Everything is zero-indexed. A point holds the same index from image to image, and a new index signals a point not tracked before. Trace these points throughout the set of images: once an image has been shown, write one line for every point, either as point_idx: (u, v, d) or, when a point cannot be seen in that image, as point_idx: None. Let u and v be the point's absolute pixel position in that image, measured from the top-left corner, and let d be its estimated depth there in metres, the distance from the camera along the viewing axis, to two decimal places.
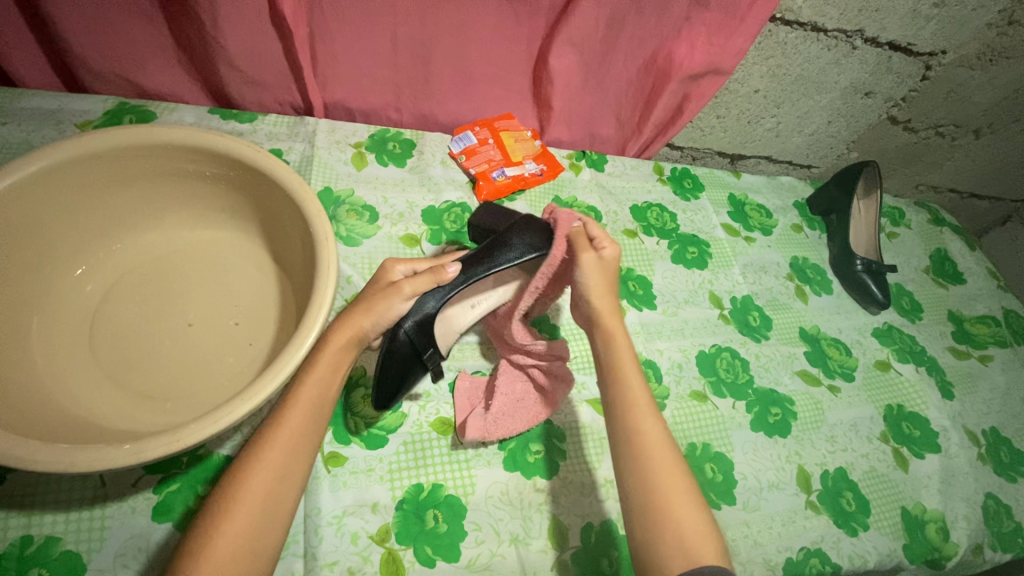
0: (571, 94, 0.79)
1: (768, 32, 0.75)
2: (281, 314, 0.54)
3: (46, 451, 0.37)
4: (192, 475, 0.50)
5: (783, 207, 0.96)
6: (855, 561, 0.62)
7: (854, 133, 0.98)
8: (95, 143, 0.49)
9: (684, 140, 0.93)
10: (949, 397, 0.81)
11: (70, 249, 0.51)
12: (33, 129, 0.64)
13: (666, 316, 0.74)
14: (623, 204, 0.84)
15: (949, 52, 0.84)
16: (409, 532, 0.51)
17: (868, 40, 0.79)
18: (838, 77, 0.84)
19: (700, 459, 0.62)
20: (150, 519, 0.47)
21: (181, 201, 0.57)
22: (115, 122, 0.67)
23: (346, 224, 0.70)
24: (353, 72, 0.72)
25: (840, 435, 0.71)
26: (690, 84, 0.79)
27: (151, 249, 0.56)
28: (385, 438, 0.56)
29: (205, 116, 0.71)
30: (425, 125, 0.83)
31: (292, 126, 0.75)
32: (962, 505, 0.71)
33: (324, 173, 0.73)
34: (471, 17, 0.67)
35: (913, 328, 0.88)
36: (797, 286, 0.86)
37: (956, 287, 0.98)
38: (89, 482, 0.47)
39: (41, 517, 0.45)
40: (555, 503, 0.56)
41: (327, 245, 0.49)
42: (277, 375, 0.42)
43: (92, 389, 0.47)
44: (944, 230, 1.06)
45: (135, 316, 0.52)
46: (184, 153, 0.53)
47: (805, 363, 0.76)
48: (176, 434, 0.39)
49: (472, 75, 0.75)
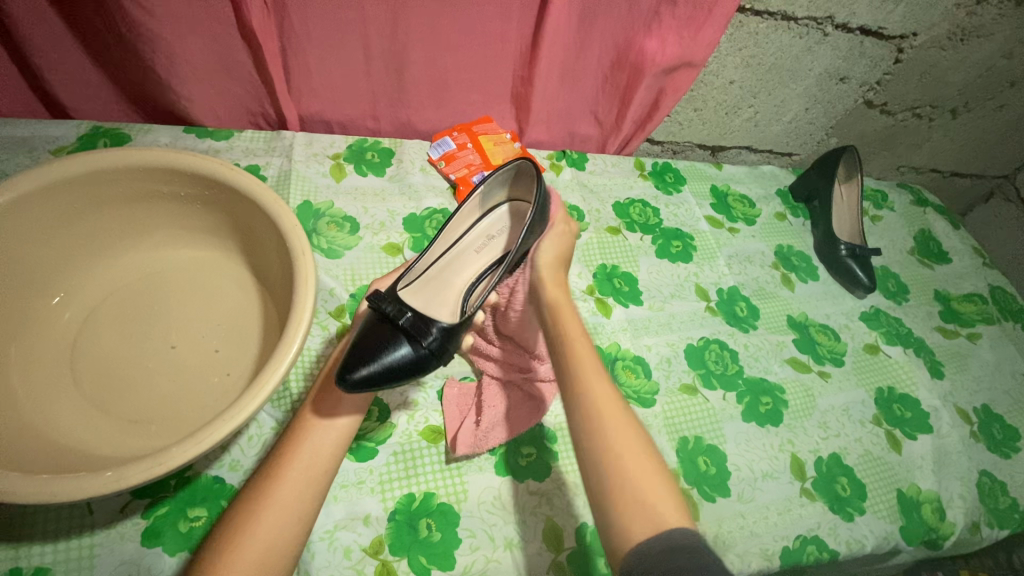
0: (547, 94, 0.79)
1: (738, 23, 0.75)
2: (263, 331, 0.54)
3: (26, 482, 0.36)
4: (181, 497, 0.49)
5: (766, 195, 0.96)
6: (853, 546, 0.61)
7: (832, 118, 0.98)
8: (65, 170, 0.48)
9: (663, 134, 0.93)
10: (939, 376, 0.82)
11: (47, 276, 0.51)
12: (7, 157, 0.63)
13: (652, 311, 0.74)
14: (605, 201, 0.84)
15: (920, 34, 0.84)
16: (402, 543, 0.51)
17: (839, 26, 0.79)
18: (812, 64, 0.85)
19: (692, 452, 0.62)
20: (140, 544, 0.46)
21: (157, 223, 0.57)
22: (90, 146, 0.67)
23: (326, 237, 0.69)
24: (327, 84, 0.72)
25: (832, 421, 0.71)
26: (664, 78, 0.79)
27: (131, 273, 0.56)
28: (374, 450, 0.56)
29: (181, 136, 0.71)
30: (403, 133, 0.83)
31: (270, 141, 0.75)
32: (957, 484, 0.71)
33: (303, 187, 0.72)
34: (442, 23, 0.67)
35: (900, 311, 0.89)
36: (784, 274, 0.86)
37: (942, 267, 0.99)
38: (77, 509, 0.47)
39: (28, 549, 0.44)
40: (550, 505, 0.56)
41: (304, 258, 0.49)
42: (260, 393, 0.41)
43: (76, 416, 0.47)
44: (927, 211, 1.07)
45: (117, 341, 0.51)
46: (159, 174, 0.53)
47: (794, 351, 0.76)
48: (159, 458, 0.38)
49: (448, 81, 0.75)
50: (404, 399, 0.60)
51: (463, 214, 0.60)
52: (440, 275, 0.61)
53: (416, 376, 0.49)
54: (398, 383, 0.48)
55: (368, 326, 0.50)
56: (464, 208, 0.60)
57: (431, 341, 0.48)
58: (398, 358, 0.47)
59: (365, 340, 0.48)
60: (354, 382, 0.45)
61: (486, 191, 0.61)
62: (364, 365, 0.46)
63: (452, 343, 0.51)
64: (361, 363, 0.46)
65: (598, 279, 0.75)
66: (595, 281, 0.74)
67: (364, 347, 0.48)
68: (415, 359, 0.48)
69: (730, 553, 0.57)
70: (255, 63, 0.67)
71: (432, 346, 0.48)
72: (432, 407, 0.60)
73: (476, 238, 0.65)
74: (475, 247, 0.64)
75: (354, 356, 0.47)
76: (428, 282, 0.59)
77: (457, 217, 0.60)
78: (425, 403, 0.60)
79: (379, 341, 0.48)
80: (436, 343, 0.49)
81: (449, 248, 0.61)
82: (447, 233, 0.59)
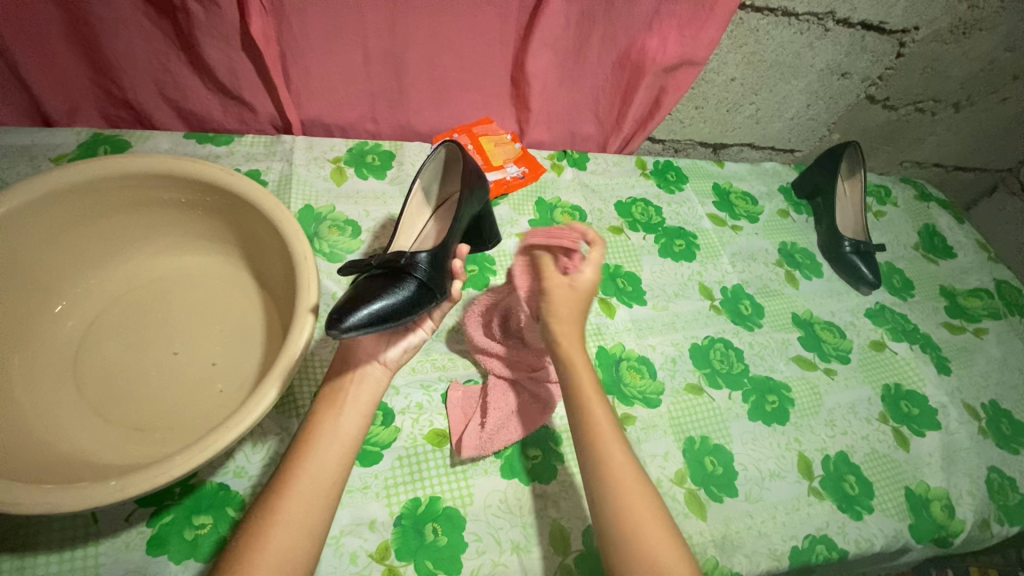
0: (548, 94, 0.79)
1: (739, 20, 0.75)
2: (266, 336, 0.54)
3: (31, 493, 0.36)
4: (185, 505, 0.49)
5: (769, 192, 0.96)
6: (862, 545, 0.61)
7: (834, 114, 0.98)
8: (70, 176, 0.48)
9: (665, 133, 0.93)
10: (946, 372, 0.81)
11: (50, 284, 0.51)
12: (7, 166, 0.63)
13: (657, 311, 0.74)
14: (608, 201, 0.84)
15: (922, 28, 0.84)
16: (408, 548, 0.51)
17: (840, 21, 0.79)
18: (814, 60, 0.84)
19: (699, 453, 0.62)
20: (145, 553, 0.46)
21: (161, 229, 0.57)
22: (91, 154, 0.67)
23: (328, 241, 0.69)
24: (328, 87, 0.72)
25: (839, 419, 0.70)
26: (665, 76, 0.78)
27: (132, 280, 0.55)
28: (380, 455, 0.55)
29: (181, 141, 0.71)
30: (403, 135, 0.82)
31: (270, 145, 0.75)
32: (965, 480, 0.71)
33: (304, 191, 0.72)
34: (442, 24, 0.66)
35: (906, 307, 0.88)
36: (788, 271, 0.85)
37: (946, 261, 0.98)
38: (81, 518, 0.47)
39: (34, 559, 0.44)
40: (556, 508, 0.55)
41: (306, 263, 0.49)
42: (262, 400, 0.41)
43: (80, 425, 0.47)
44: (931, 206, 1.06)
45: (119, 348, 0.51)
46: (161, 181, 0.53)
47: (800, 349, 0.76)
48: (162, 467, 0.38)
49: (448, 82, 0.75)
50: (408, 403, 0.59)
51: (414, 207, 0.63)
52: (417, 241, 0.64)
53: (416, 309, 0.50)
54: (395, 321, 0.48)
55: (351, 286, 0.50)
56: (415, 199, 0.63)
57: (416, 264, 0.51)
58: (389, 296, 0.48)
59: (353, 291, 0.49)
60: (354, 324, 0.46)
61: (428, 181, 0.64)
62: (356, 309, 0.46)
63: (439, 271, 0.53)
64: (352, 309, 0.46)
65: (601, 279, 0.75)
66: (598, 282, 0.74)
67: (351, 297, 0.48)
68: (406, 293, 0.49)
69: (738, 553, 0.56)
70: (254, 67, 0.67)
71: (420, 270, 0.51)
72: (436, 410, 0.60)
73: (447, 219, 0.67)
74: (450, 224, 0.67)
75: (343, 305, 0.47)
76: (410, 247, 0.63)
77: (408, 211, 0.62)
78: (429, 407, 0.60)
79: (367, 287, 0.49)
80: (424, 267, 0.51)
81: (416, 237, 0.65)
82: (406, 226, 0.62)
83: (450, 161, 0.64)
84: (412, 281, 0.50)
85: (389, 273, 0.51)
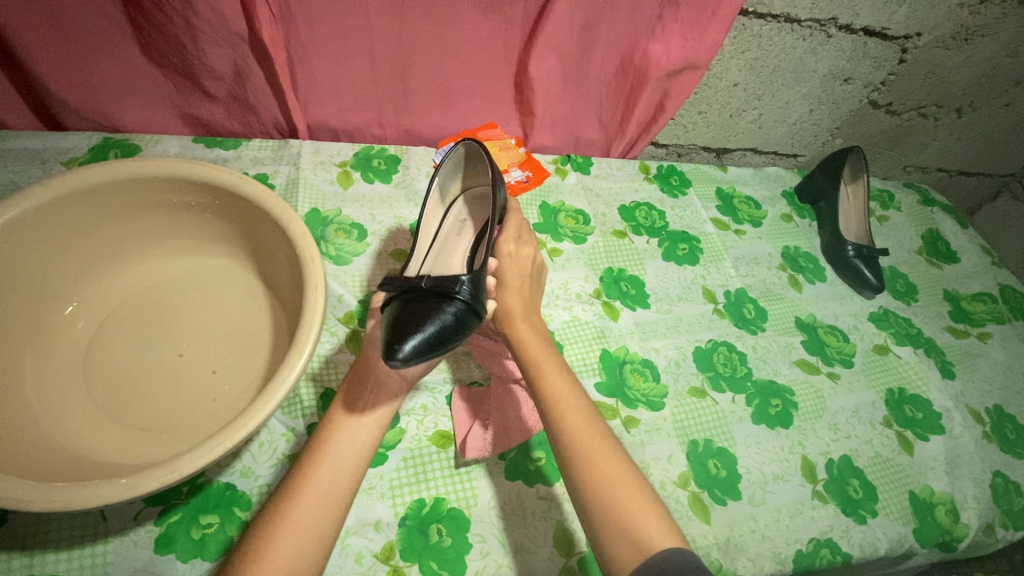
0: (552, 99, 0.80)
1: (742, 26, 0.76)
2: (273, 337, 0.55)
3: (42, 491, 0.36)
4: (193, 504, 0.50)
5: (771, 197, 0.96)
6: (866, 549, 0.61)
7: (837, 120, 0.98)
8: (80, 179, 0.49)
9: (668, 138, 0.94)
10: (950, 376, 0.81)
11: (61, 285, 0.52)
12: (20, 169, 0.64)
13: (660, 314, 0.74)
14: (611, 205, 0.84)
15: (924, 34, 0.84)
16: (413, 549, 0.51)
17: (842, 27, 0.79)
18: (816, 66, 0.85)
19: (702, 455, 0.62)
20: (153, 552, 0.47)
21: (169, 233, 0.57)
22: (101, 157, 0.68)
23: (334, 244, 0.70)
24: (335, 93, 0.73)
25: (843, 423, 0.70)
26: (669, 81, 0.79)
27: (140, 282, 0.56)
28: (385, 455, 0.56)
29: (190, 146, 0.72)
30: (409, 140, 0.83)
31: (277, 150, 0.76)
32: (970, 485, 0.71)
33: (311, 195, 0.73)
34: (447, 30, 0.67)
35: (909, 311, 0.88)
36: (790, 275, 0.86)
37: (950, 266, 0.98)
38: (89, 516, 0.47)
39: (43, 557, 0.45)
40: (560, 510, 0.56)
41: (314, 266, 0.49)
42: (271, 400, 0.42)
43: (89, 426, 0.47)
44: (935, 211, 1.06)
45: (128, 349, 0.52)
46: (171, 185, 0.53)
47: (803, 352, 0.76)
48: (171, 466, 0.38)
49: (453, 87, 0.76)
50: (413, 405, 0.60)
51: (431, 212, 0.63)
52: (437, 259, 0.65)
53: (464, 333, 0.51)
54: (446, 346, 0.49)
55: (395, 311, 0.51)
56: (431, 204, 0.63)
57: (462, 288, 0.50)
58: (438, 321, 0.49)
59: (401, 316, 0.49)
60: (406, 357, 0.46)
61: (444, 181, 0.64)
62: (409, 338, 0.47)
63: (481, 291, 0.53)
64: (405, 338, 0.47)
65: (605, 282, 0.75)
66: (602, 285, 0.75)
67: (400, 324, 0.49)
68: (454, 317, 0.50)
69: (741, 557, 0.56)
70: (263, 72, 0.68)
71: (466, 293, 0.50)
72: (441, 412, 0.60)
73: (454, 228, 0.68)
74: (459, 229, 0.68)
75: (395, 334, 0.48)
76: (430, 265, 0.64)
77: (426, 214, 0.62)
78: (434, 409, 0.60)
79: (417, 312, 0.49)
80: (468, 289, 0.51)
81: (433, 241, 0.65)
82: (423, 232, 0.62)
83: (471, 158, 0.64)
84: (457, 304, 0.50)
85: (432, 297, 0.50)
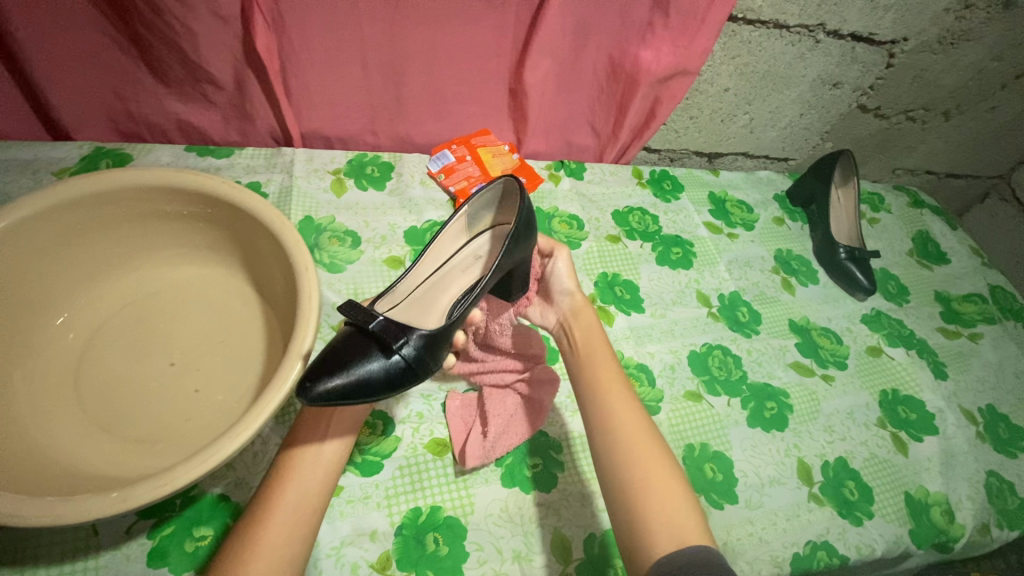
0: (545, 104, 0.80)
1: (731, 32, 0.76)
2: (267, 346, 0.54)
3: (32, 506, 0.36)
4: (186, 517, 0.49)
5: (763, 200, 0.97)
6: (863, 551, 0.61)
7: (826, 124, 0.99)
8: (73, 190, 0.49)
9: (660, 142, 0.94)
10: (943, 377, 0.82)
11: (53, 296, 0.51)
12: (11, 179, 0.64)
13: (654, 319, 0.74)
14: (605, 210, 0.85)
15: (910, 39, 0.86)
16: (410, 558, 0.50)
17: (830, 33, 0.80)
18: (805, 70, 0.86)
19: (699, 459, 0.62)
20: (145, 565, 0.46)
21: (161, 242, 0.57)
22: (93, 167, 0.67)
23: (328, 251, 0.70)
24: (328, 101, 0.73)
25: (838, 424, 0.71)
26: (660, 86, 0.79)
27: (132, 291, 0.56)
28: (380, 464, 0.56)
29: (182, 154, 0.72)
30: (403, 147, 0.83)
31: (270, 158, 0.75)
32: (965, 485, 0.71)
33: (304, 203, 0.73)
34: (439, 38, 0.68)
35: (901, 312, 0.89)
36: (784, 278, 0.86)
37: (941, 267, 0.99)
38: (81, 530, 0.47)
39: (32, 572, 0.44)
40: (557, 516, 0.55)
41: (307, 273, 0.49)
42: (266, 409, 0.41)
43: (81, 438, 0.46)
44: (924, 213, 1.08)
45: (120, 360, 0.51)
46: (164, 194, 0.53)
47: (797, 355, 0.77)
48: (166, 477, 0.38)
49: (446, 94, 0.76)
50: (408, 412, 0.60)
51: (450, 233, 0.60)
52: (426, 294, 0.59)
53: (391, 394, 0.46)
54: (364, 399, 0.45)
55: (338, 338, 0.47)
56: (451, 227, 0.59)
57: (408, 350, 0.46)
58: (363, 370, 0.44)
59: (336, 348, 0.46)
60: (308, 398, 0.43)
61: (474, 210, 0.61)
62: (327, 378, 0.43)
63: (431, 355, 0.48)
64: (321, 378, 0.43)
65: (599, 287, 0.75)
66: (597, 290, 0.75)
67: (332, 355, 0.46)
68: (387, 375, 0.45)
69: (740, 561, 0.56)
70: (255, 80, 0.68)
71: (409, 354, 0.46)
72: (436, 420, 0.60)
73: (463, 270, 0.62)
74: (467, 266, 0.63)
75: (318, 366, 0.44)
76: (413, 303, 0.57)
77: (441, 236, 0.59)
78: (429, 416, 0.60)
79: (350, 353, 0.45)
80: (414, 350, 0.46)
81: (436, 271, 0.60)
82: (430, 254, 0.58)
83: (509, 194, 0.60)
84: (394, 363, 0.45)
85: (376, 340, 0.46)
